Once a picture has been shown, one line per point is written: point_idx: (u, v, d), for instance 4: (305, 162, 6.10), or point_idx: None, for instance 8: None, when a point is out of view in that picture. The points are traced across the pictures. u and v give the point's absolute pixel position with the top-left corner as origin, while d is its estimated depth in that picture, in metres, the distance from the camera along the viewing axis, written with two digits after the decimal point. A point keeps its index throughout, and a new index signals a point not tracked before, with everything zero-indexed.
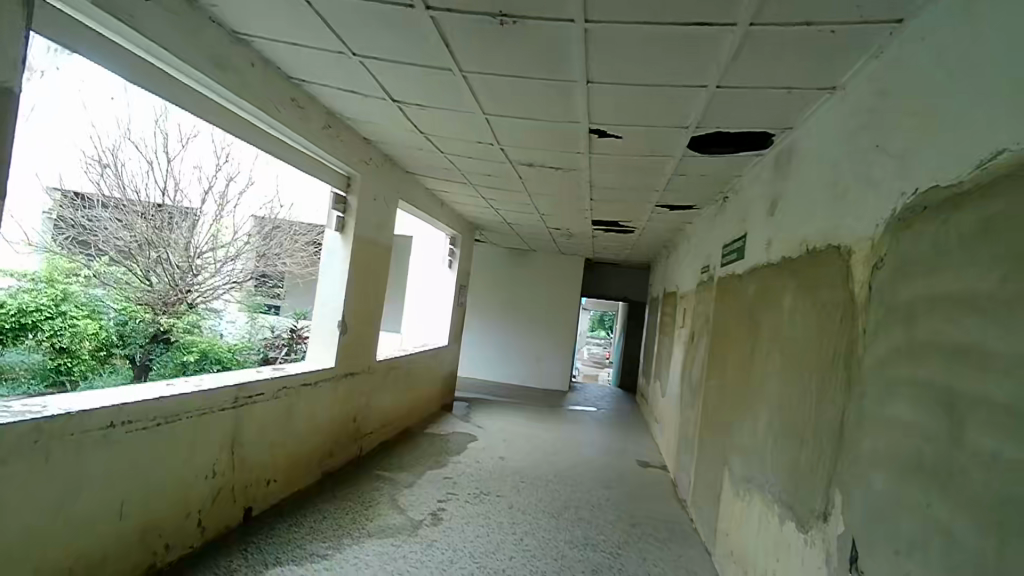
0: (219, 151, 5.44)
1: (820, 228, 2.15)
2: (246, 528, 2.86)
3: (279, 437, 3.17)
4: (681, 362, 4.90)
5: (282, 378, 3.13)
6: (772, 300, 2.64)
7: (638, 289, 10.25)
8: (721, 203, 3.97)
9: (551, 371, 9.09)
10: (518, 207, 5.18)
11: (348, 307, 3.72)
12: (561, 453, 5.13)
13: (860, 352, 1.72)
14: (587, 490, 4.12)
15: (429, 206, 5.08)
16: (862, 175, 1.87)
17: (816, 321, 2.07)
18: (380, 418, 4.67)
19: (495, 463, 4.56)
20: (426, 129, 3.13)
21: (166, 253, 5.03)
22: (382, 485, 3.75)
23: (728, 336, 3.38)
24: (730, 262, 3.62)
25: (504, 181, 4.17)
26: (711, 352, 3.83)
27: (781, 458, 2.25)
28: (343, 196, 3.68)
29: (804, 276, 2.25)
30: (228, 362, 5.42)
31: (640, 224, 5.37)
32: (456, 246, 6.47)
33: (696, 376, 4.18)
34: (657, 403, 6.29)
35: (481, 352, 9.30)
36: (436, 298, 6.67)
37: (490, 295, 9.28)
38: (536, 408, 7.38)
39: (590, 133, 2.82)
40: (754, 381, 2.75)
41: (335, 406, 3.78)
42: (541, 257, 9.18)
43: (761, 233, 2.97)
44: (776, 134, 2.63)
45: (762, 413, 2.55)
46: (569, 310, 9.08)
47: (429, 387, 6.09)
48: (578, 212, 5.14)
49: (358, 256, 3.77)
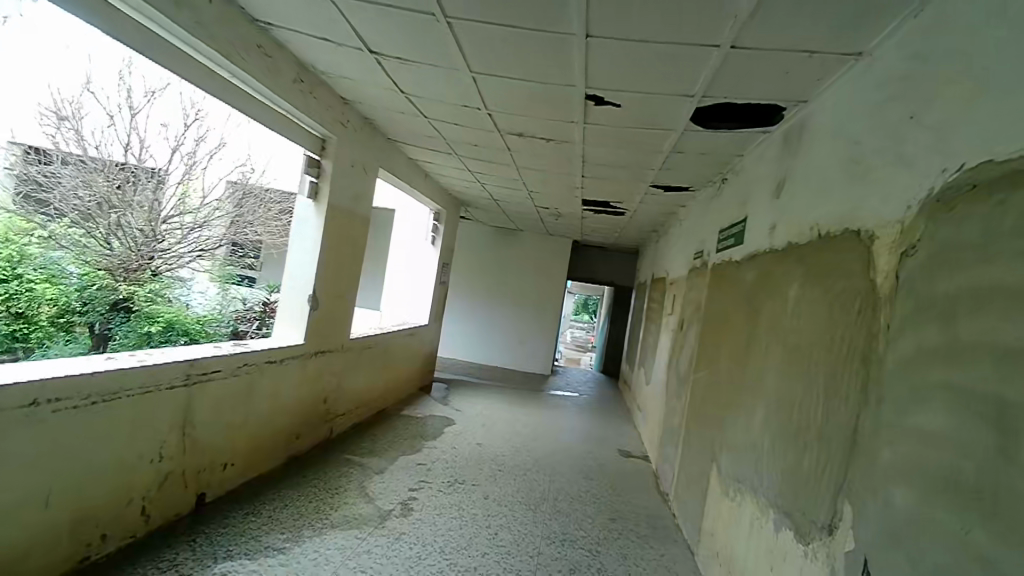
0: (189, 109, 5.09)
1: (835, 210, 1.96)
2: (198, 516, 2.64)
3: (239, 417, 2.94)
4: (668, 350, 4.73)
5: (242, 354, 2.88)
6: (774, 288, 2.44)
7: (624, 274, 10.09)
8: (719, 185, 3.77)
9: (534, 356, 8.91)
10: (505, 183, 4.93)
11: (319, 280, 3.47)
12: (541, 440, 4.97)
13: (879, 350, 1.54)
14: (566, 480, 3.96)
15: (411, 178, 4.81)
16: (889, 152, 1.67)
17: (827, 314, 1.88)
18: (353, 399, 4.45)
19: (472, 449, 4.37)
20: (408, 89, 2.86)
21: (128, 216, 4.74)
22: (350, 471, 3.53)
23: (722, 325, 3.20)
24: (726, 248, 3.42)
25: (491, 152, 3.91)
26: (701, 342, 3.65)
27: (778, 460, 2.08)
28: (317, 160, 3.40)
29: (814, 263, 2.05)
30: (196, 334, 5.14)
31: (631, 205, 5.16)
32: (441, 222, 6.28)
33: (684, 367, 4.01)
34: (641, 391, 6.15)
35: (461, 333, 9.09)
36: (417, 275, 6.45)
37: (474, 275, 9.05)
38: (517, 392, 7.21)
39: (586, 100, 2.58)
40: (749, 376, 2.57)
41: (303, 385, 3.54)
42: (527, 237, 8.95)
43: (764, 217, 2.77)
44: (787, 108, 2.42)
45: (757, 410, 2.38)
46: (554, 292, 8.89)
47: (407, 368, 5.87)
48: (568, 191, 4.91)
49: (331, 227, 3.51)
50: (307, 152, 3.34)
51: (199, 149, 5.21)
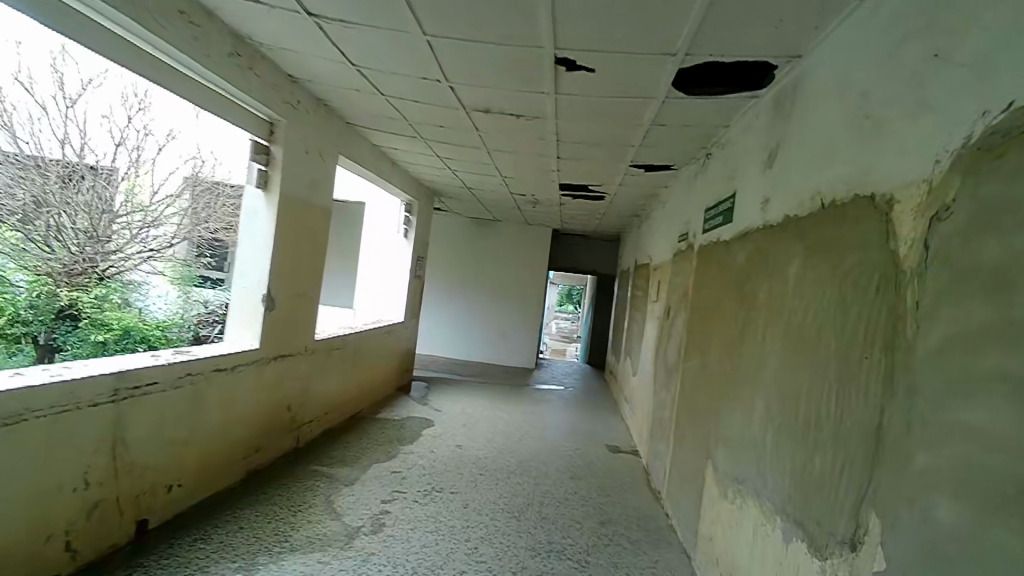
0: (132, 99, 4.70)
1: (841, 175, 1.72)
2: (138, 546, 2.34)
3: (183, 433, 2.64)
4: (654, 339, 4.51)
5: (185, 363, 2.58)
6: (770, 268, 2.21)
7: (607, 262, 9.89)
8: (703, 161, 3.54)
9: (517, 349, 8.67)
10: (477, 168, 4.65)
11: (274, 278, 3.17)
12: (525, 439, 4.73)
13: (907, 333, 1.30)
14: (553, 482, 3.72)
15: (377, 167, 4.52)
16: (907, 101, 1.43)
17: (837, 293, 1.64)
18: (323, 404, 4.17)
19: (452, 453, 4.11)
20: (359, 61, 2.57)
21: (69, 216, 4.33)
22: (318, 484, 3.25)
23: (712, 311, 2.97)
24: (714, 227, 3.19)
25: (459, 134, 3.63)
26: (689, 330, 3.42)
27: (784, 460, 1.85)
28: (265, 146, 3.09)
29: (818, 236, 1.82)
30: (157, 340, 4.83)
31: (611, 188, 4.92)
32: (412, 214, 5.99)
33: (671, 357, 3.79)
34: (627, 382, 5.94)
35: (440, 328, 8.81)
36: (391, 271, 6.15)
37: (451, 268, 8.76)
38: (500, 388, 6.96)
39: (557, 65, 2.30)
40: (746, 366, 2.34)
41: (260, 392, 3.25)
42: (506, 227, 8.68)
43: (754, 191, 2.54)
44: (779, 66, 2.18)
45: (757, 404, 2.15)
46: (535, 283, 8.64)
47: (383, 368, 5.59)
48: (544, 175, 4.64)
49: (286, 220, 3.21)
50: (254, 136, 3.02)
51: (144, 142, 4.87)
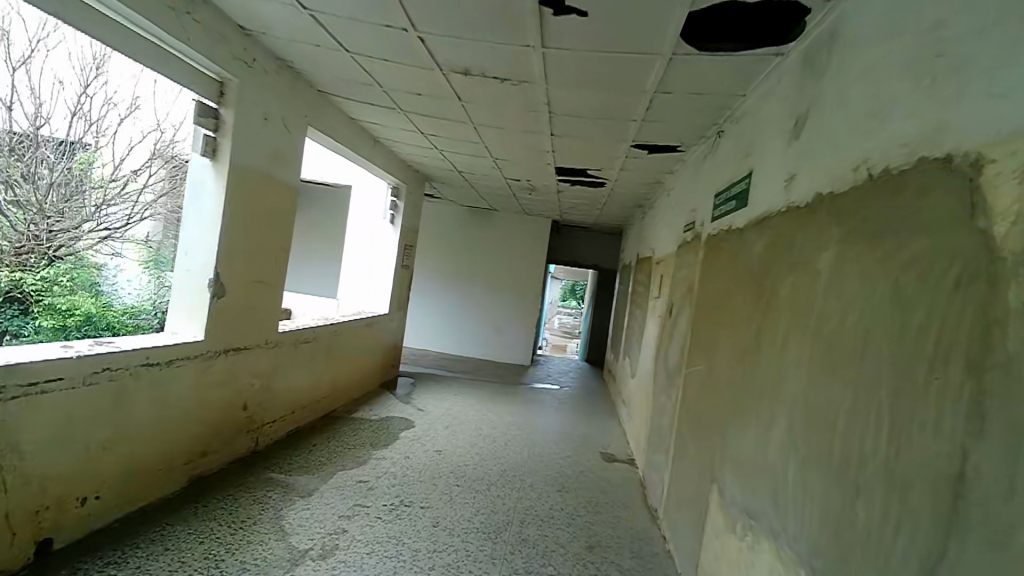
0: (88, 64, 4.33)
1: (896, 136, 1.33)
2: (36, 572, 1.98)
3: (102, 438, 2.27)
4: (655, 339, 4.12)
5: (103, 356, 2.22)
6: (794, 258, 1.82)
7: (609, 257, 9.49)
8: (713, 140, 3.14)
9: (512, 345, 8.30)
10: (465, 147, 4.26)
11: (222, 260, 2.80)
12: (512, 443, 4.36)
13: (1006, 346, 0.91)
14: (538, 495, 3.35)
15: (355, 144, 4.14)
16: (1004, 24, 1.04)
17: (891, 289, 1.25)
18: (290, 402, 3.80)
19: (430, 459, 3.72)
20: (311, 5, 2.18)
21: (16, 189, 3.95)
22: (270, 496, 2.87)
23: (721, 310, 2.58)
24: (724, 214, 2.80)
25: (440, 104, 3.24)
26: (694, 330, 3.03)
27: (813, 499, 1.47)
28: (215, 110, 2.71)
29: (862, 216, 1.42)
30: (124, 326, 4.41)
31: (612, 173, 4.53)
32: (399, 199, 5.62)
33: (673, 359, 3.40)
34: (625, 383, 5.57)
35: (431, 321, 8.44)
36: (376, 259, 5.78)
37: (444, 258, 8.40)
38: (490, 385, 6.59)
39: (542, 6, 1.90)
40: (763, 375, 1.95)
41: (207, 390, 2.88)
42: (503, 217, 8.29)
43: (775, 168, 2.14)
44: (811, 11, 1.78)
45: (777, 424, 1.76)
46: (533, 276, 8.27)
47: (365, 363, 5.22)
48: (538, 157, 4.25)
49: (238, 196, 2.84)
50: (199, 97, 2.64)
51: (103, 112, 4.52)
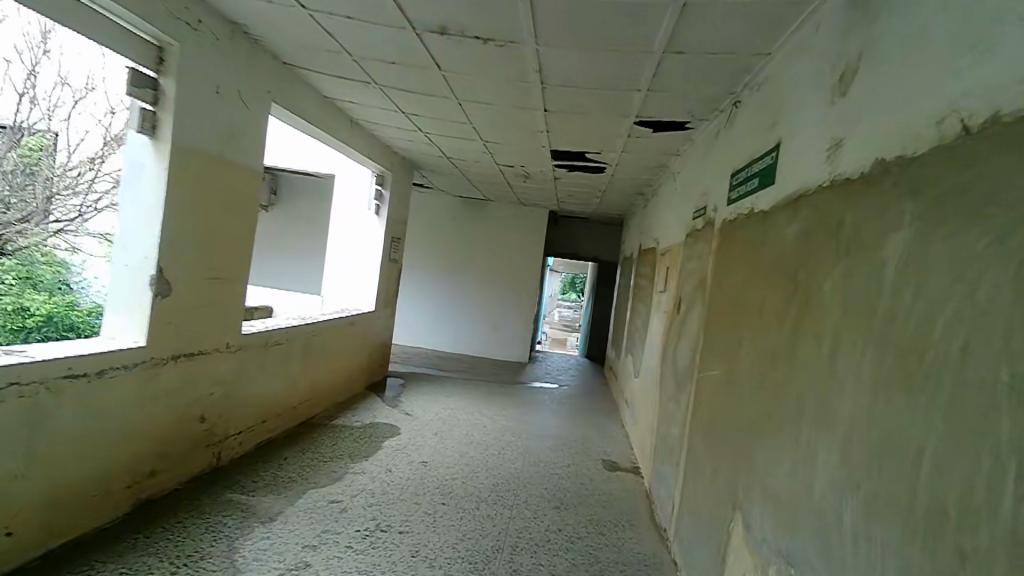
0: (34, 38, 3.96)
1: (1007, 71, 0.97)
2: None
3: (10, 465, 1.92)
4: (661, 337, 3.77)
5: (11, 369, 1.87)
6: (844, 243, 1.46)
7: (609, 248, 9.13)
8: (728, 114, 2.77)
9: (509, 342, 7.95)
10: (452, 129, 3.89)
11: (165, 254, 2.44)
12: (506, 451, 4.01)
13: None
14: (533, 514, 3.00)
15: (331, 126, 3.77)
16: None
17: (1013, 282, 0.89)
18: (260, 411, 3.45)
19: (415, 473, 3.36)
20: None
21: None
22: (226, 523, 2.52)
23: (741, 307, 2.22)
24: (742, 196, 2.43)
25: (418, 77, 2.87)
26: (707, 329, 2.67)
27: (885, 560, 1.12)
28: (154, 81, 2.34)
29: (952, 185, 1.06)
30: (90, 329, 3.92)
31: (612, 157, 4.16)
32: (385, 187, 5.26)
33: (682, 361, 3.05)
34: (628, 383, 5.22)
35: (424, 318, 8.08)
36: (361, 253, 5.42)
37: (436, 252, 8.03)
38: (486, 385, 6.25)
39: None
40: (802, 388, 1.59)
41: (152, 402, 2.52)
42: (498, 208, 7.93)
43: (811, 136, 1.78)
44: None
45: (824, 451, 1.41)
46: (530, 269, 7.91)
47: (349, 363, 4.86)
48: (531, 138, 3.88)
49: (184, 180, 2.48)
50: (133, 64, 2.27)
51: (49, 93, 4.07)
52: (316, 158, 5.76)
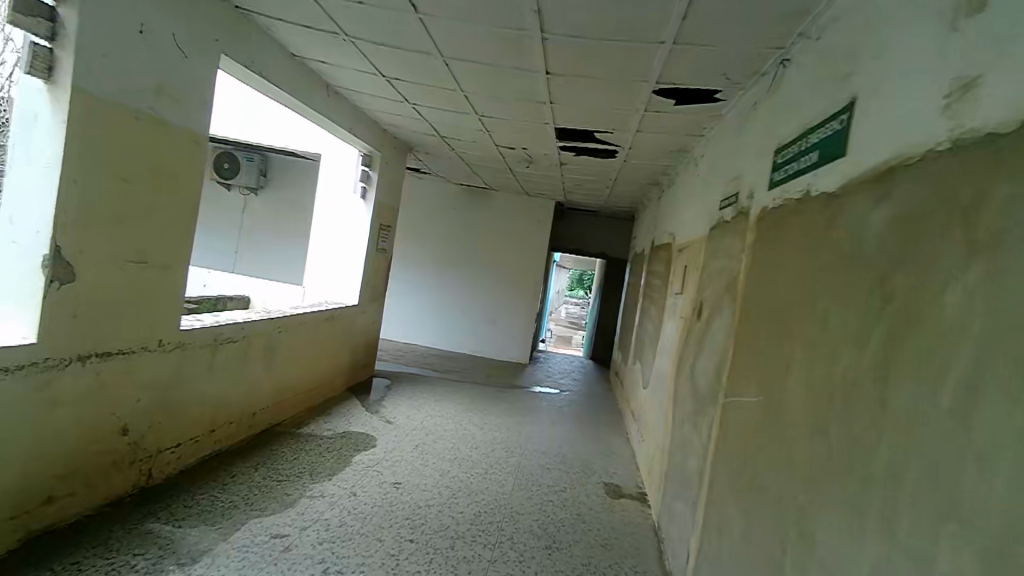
0: None
1: None
2: None
3: None
4: (677, 345, 3.25)
5: None
6: (985, 232, 0.94)
7: (617, 244, 8.60)
8: (772, 76, 2.25)
9: (508, 341, 7.45)
10: (442, 100, 3.39)
11: (65, 229, 1.96)
12: (495, 470, 3.51)
13: None
14: (519, 557, 2.49)
15: (304, 92, 3.28)
16: None
17: None
18: (208, 419, 2.98)
19: (383, 499, 2.86)
20: None
21: None
22: (136, 565, 2.03)
23: (789, 319, 1.71)
24: (789, 176, 1.92)
25: (394, 24, 2.36)
26: (739, 343, 2.15)
27: None
28: (51, 11, 1.86)
29: None
30: None
31: (626, 137, 3.63)
32: (372, 169, 4.72)
33: (702, 378, 2.54)
34: (634, 392, 4.72)
35: (417, 311, 7.59)
36: (343, 241, 4.89)
37: (433, 243, 7.54)
38: (480, 388, 5.75)
39: None
40: (902, 446, 1.08)
41: (49, 412, 2.04)
42: (502, 198, 7.43)
43: (911, 84, 1.26)
44: None
45: (952, 554, 0.90)
46: (533, 265, 7.41)
47: (326, 363, 4.38)
48: (533, 112, 3.36)
49: (92, 140, 2.00)
50: None
51: None
52: (299, 136, 5.25)
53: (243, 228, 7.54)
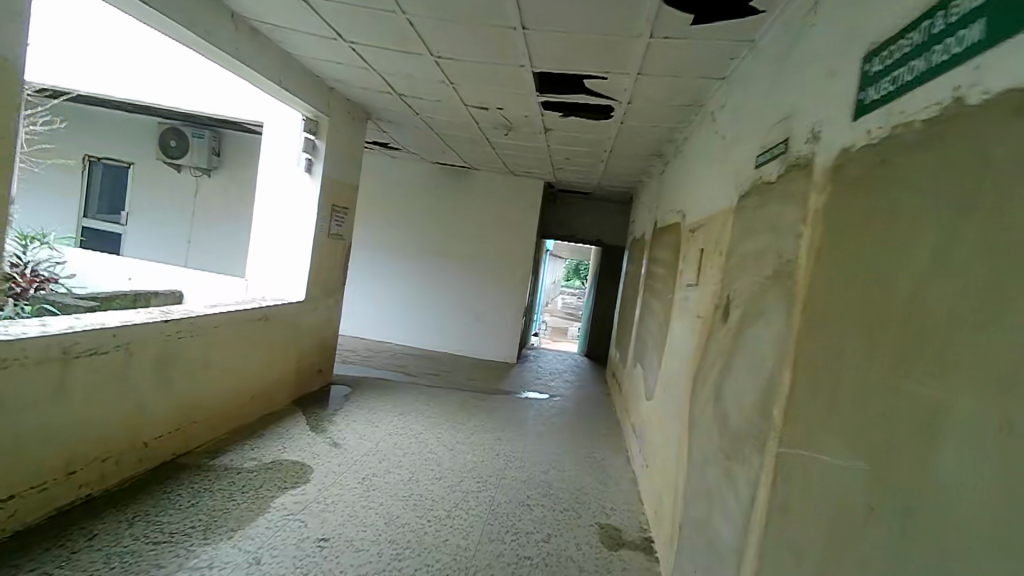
0: None
1: None
2: None
3: None
4: (693, 353, 2.49)
5: None
6: None
7: (614, 229, 7.83)
8: None
9: (494, 339, 6.69)
10: (384, 35, 2.60)
11: None
12: (459, 513, 2.74)
13: None
14: None
15: (201, 22, 2.51)
16: None
17: None
18: (62, 458, 2.22)
19: (296, 568, 2.10)
20: None
21: None
22: None
23: (931, 334, 0.94)
24: (898, 90, 1.15)
25: None
26: (804, 361, 1.38)
27: None
28: None
29: None
30: None
31: (624, 86, 2.85)
32: (320, 138, 3.91)
33: (738, 408, 1.78)
34: (636, 402, 3.98)
35: (390, 307, 6.81)
36: (285, 226, 4.06)
37: (407, 230, 6.76)
38: (458, 394, 5.00)
39: None
40: None
41: None
42: (485, 178, 6.64)
43: None
44: None
45: None
46: (520, 253, 6.63)
47: (261, 373, 3.60)
48: (499, 49, 2.56)
49: None
50: None
51: None
52: (216, 97, 4.35)
53: (197, 214, 6.79)
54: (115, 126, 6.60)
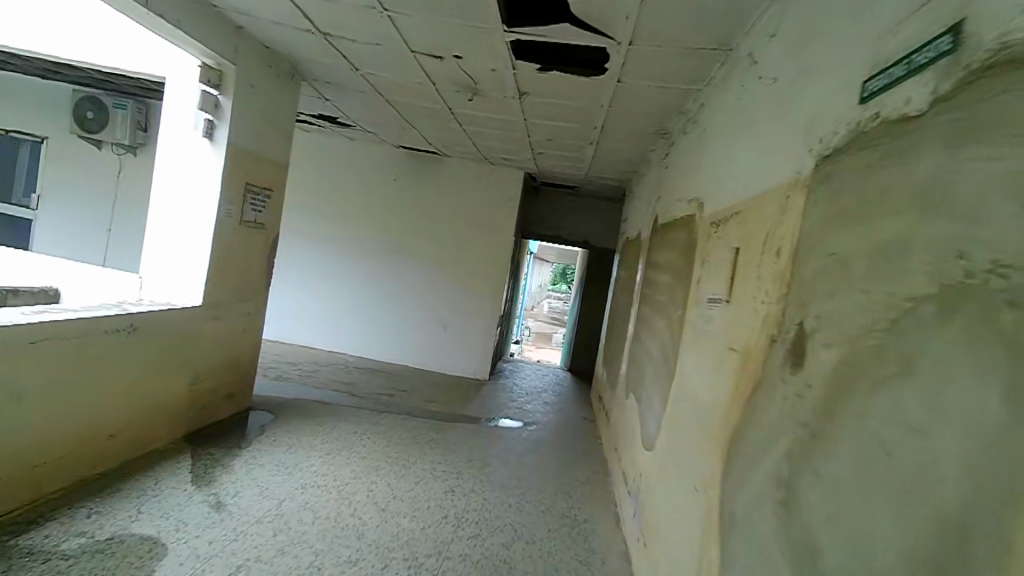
0: None
1: None
2: None
3: None
4: (723, 407, 1.62)
5: None
6: None
7: (603, 230, 6.99)
8: None
9: (464, 351, 5.80)
10: None
11: None
12: None
13: None
14: None
15: None
16: None
17: None
18: None
19: None
20: None
21: None
22: None
23: None
24: None
25: None
26: None
27: None
28: None
29: None
30: None
31: (624, 11, 1.98)
32: (225, 94, 3.01)
33: (846, 547, 0.92)
34: (629, 445, 3.12)
35: (345, 311, 5.89)
36: (178, 208, 3.10)
37: (365, 222, 5.85)
38: (411, 423, 4.11)
39: None
40: None
41: None
42: (456, 166, 5.76)
43: None
44: None
45: None
46: (495, 253, 5.76)
47: (127, 402, 2.67)
48: None
49: None
50: None
51: None
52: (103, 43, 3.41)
53: (120, 198, 5.82)
54: (20, 92, 5.61)
